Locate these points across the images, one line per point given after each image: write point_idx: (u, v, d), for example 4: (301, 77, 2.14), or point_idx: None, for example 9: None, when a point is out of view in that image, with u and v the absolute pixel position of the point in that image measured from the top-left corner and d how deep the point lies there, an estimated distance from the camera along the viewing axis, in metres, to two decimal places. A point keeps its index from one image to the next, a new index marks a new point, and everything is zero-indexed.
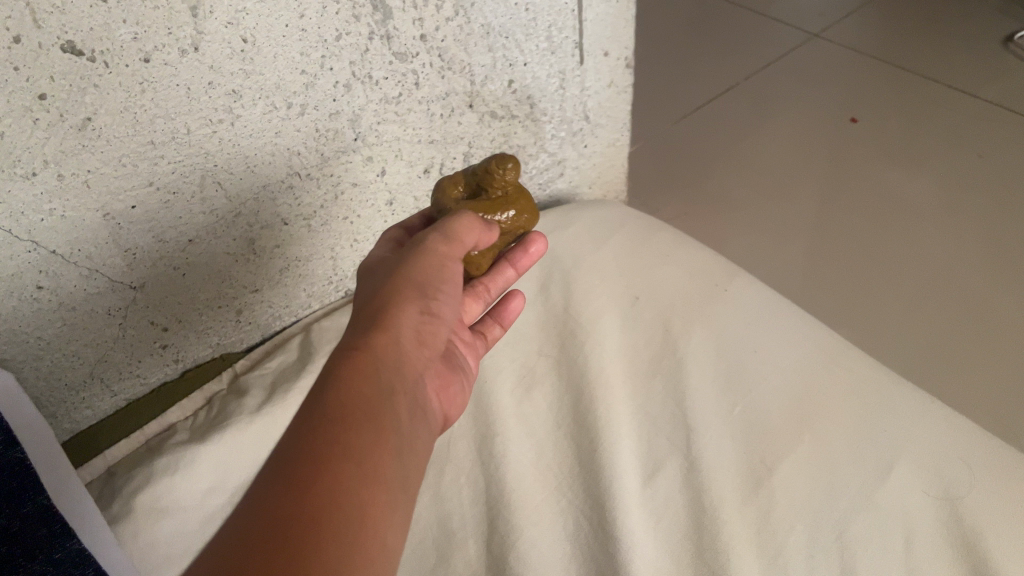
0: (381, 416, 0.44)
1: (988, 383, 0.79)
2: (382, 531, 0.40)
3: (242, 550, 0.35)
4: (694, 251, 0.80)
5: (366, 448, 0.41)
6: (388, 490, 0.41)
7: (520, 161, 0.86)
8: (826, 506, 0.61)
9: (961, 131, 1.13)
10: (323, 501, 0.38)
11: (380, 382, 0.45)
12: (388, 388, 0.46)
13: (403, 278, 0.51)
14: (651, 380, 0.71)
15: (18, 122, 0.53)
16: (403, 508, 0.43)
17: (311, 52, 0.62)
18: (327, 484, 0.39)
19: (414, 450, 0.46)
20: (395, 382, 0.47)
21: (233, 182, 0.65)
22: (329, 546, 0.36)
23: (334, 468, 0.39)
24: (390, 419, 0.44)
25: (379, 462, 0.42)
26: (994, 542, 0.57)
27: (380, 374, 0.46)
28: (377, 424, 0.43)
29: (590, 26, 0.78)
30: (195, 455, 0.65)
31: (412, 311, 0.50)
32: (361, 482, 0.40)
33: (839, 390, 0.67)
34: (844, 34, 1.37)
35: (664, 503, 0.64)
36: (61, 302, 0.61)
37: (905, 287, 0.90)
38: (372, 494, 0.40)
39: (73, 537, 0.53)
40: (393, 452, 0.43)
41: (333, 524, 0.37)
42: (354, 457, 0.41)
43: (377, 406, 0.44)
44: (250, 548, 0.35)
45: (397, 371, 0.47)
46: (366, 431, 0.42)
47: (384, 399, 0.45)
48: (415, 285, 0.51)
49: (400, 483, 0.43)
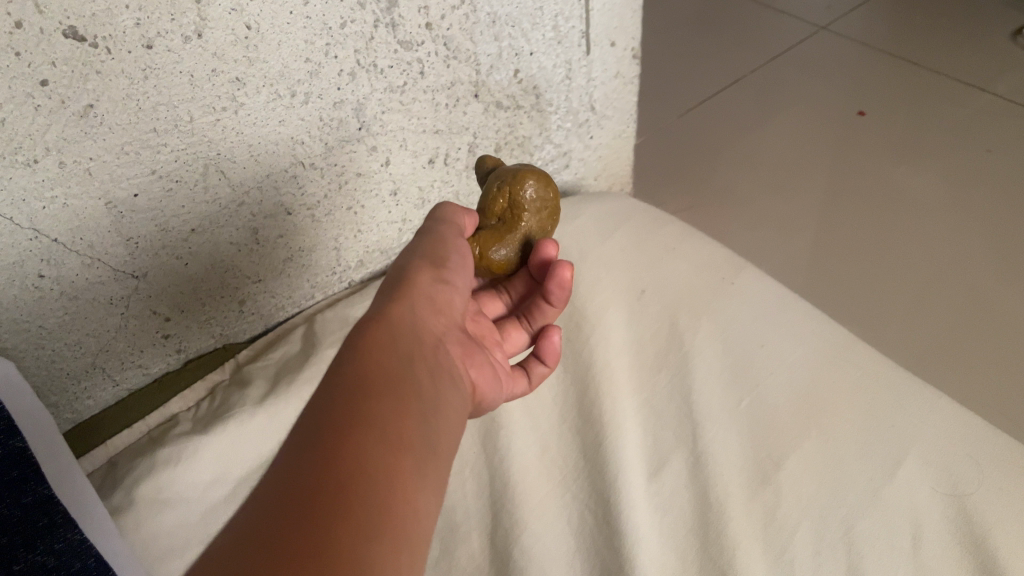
0: (401, 382, 0.43)
1: (996, 378, 0.79)
2: (415, 493, 0.39)
3: (273, 514, 0.34)
4: (700, 244, 0.79)
5: (388, 416, 0.41)
6: (416, 451, 0.41)
7: (525, 152, 0.85)
8: (834, 501, 0.60)
9: (969, 125, 1.12)
10: (350, 464, 0.37)
11: (398, 351, 0.45)
12: (406, 355, 0.45)
13: (413, 259, 0.53)
14: (657, 373, 0.71)
15: (20, 108, 0.52)
16: (437, 473, 0.42)
17: (316, 40, 0.61)
18: (352, 449, 0.38)
19: (446, 414, 0.45)
20: (415, 349, 0.46)
21: (236, 171, 0.64)
22: (359, 498, 0.36)
23: (358, 434, 0.39)
24: (413, 385, 0.44)
25: (405, 427, 0.41)
26: (1003, 539, 0.56)
27: (397, 343, 0.46)
28: (401, 392, 0.43)
29: (597, 15, 0.77)
30: (198, 447, 0.64)
31: (422, 282, 0.51)
32: (387, 446, 0.39)
33: (847, 384, 0.66)
34: (852, 27, 1.36)
35: (669, 497, 0.64)
36: (63, 290, 0.61)
37: (913, 280, 0.90)
38: (400, 457, 0.39)
39: (73, 529, 0.52)
40: (419, 417, 0.42)
41: (361, 486, 0.36)
42: (378, 423, 0.40)
43: (397, 372, 0.44)
44: (282, 504, 0.34)
45: (416, 338, 0.47)
46: (388, 399, 0.42)
47: (405, 366, 0.45)
48: (423, 260, 0.53)
49: (429, 449, 0.42)
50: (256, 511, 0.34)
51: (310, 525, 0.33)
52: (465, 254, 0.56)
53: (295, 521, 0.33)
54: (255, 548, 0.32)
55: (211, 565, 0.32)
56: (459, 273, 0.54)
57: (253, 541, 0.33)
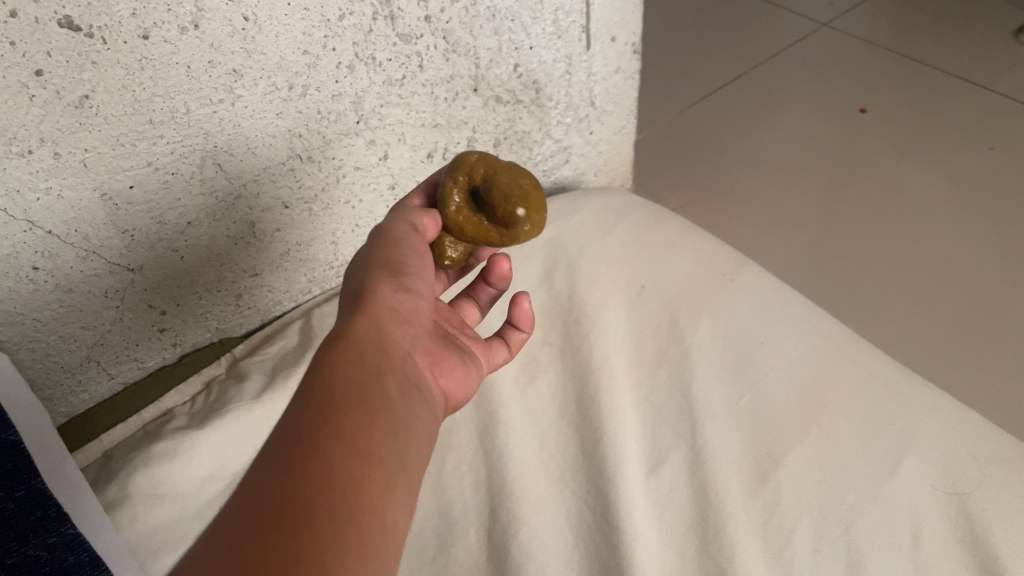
0: (371, 396, 0.42)
1: (997, 377, 0.78)
2: (384, 506, 0.38)
3: (234, 537, 0.34)
4: (700, 241, 0.79)
5: (357, 429, 0.40)
6: (386, 468, 0.40)
7: (525, 147, 0.84)
8: (833, 499, 0.60)
9: (971, 123, 1.11)
10: (315, 479, 0.37)
11: (365, 365, 0.44)
12: (375, 368, 0.44)
13: (368, 264, 0.51)
14: (656, 369, 0.70)
15: (14, 98, 0.51)
16: (409, 486, 0.41)
17: (314, 32, 0.61)
18: (317, 464, 0.37)
19: (416, 427, 0.44)
20: (382, 362, 0.45)
21: (233, 163, 0.64)
22: (325, 521, 0.35)
23: (324, 448, 0.38)
24: (382, 397, 0.43)
25: (373, 438, 0.40)
26: (1003, 539, 0.56)
27: (364, 356, 0.45)
28: (370, 403, 0.42)
29: (598, 10, 0.77)
30: (194, 442, 0.64)
31: (382, 293, 0.48)
32: (355, 458, 0.39)
33: (847, 382, 0.66)
34: (854, 24, 1.35)
35: (668, 494, 0.63)
36: (57, 283, 0.60)
37: (910, 280, 0.89)
38: (368, 470, 0.39)
39: (67, 523, 0.51)
40: (388, 428, 0.42)
41: (327, 501, 0.36)
42: (344, 435, 0.39)
43: (367, 387, 0.43)
44: (244, 528, 0.34)
45: (379, 351, 0.46)
46: (359, 414, 0.41)
47: (373, 379, 0.44)
48: (382, 266, 0.50)
49: (401, 461, 0.41)
50: (217, 536, 0.35)
51: (271, 546, 0.33)
52: (422, 255, 0.53)
53: (256, 544, 0.33)
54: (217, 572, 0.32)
55: None
56: (420, 274, 0.51)
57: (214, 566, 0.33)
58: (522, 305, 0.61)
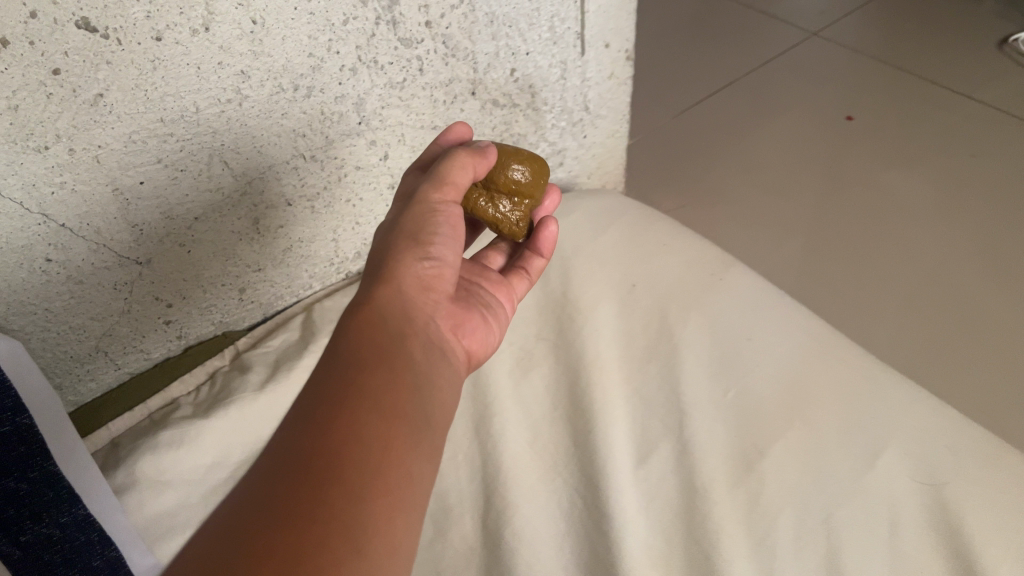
0: (394, 357, 0.45)
1: (977, 376, 0.81)
2: (409, 460, 0.41)
3: (269, 489, 0.38)
4: (690, 242, 0.82)
5: (381, 389, 0.43)
6: (409, 423, 0.43)
7: (521, 149, 0.87)
8: (815, 488, 0.62)
9: (955, 131, 1.14)
10: (343, 437, 0.40)
11: (391, 328, 0.47)
12: (398, 331, 0.47)
13: (395, 233, 0.52)
14: (646, 364, 0.73)
15: (33, 95, 0.54)
16: (431, 440, 0.44)
17: (319, 36, 0.63)
18: (345, 424, 0.40)
19: (439, 384, 0.47)
20: (407, 325, 0.48)
21: (239, 161, 0.66)
22: (352, 474, 0.39)
23: (353, 408, 0.41)
24: (405, 358, 0.46)
25: (399, 397, 0.43)
26: (977, 527, 0.58)
27: (388, 321, 0.47)
28: (394, 365, 0.45)
29: (592, 17, 0.80)
30: (201, 430, 0.66)
31: (409, 263, 0.50)
32: (380, 415, 0.42)
33: (830, 377, 0.68)
34: (842, 33, 1.39)
35: (656, 483, 0.66)
36: (69, 275, 0.63)
37: (897, 283, 0.92)
38: (394, 427, 0.42)
39: (79, 503, 0.56)
40: (411, 386, 0.44)
41: (352, 456, 0.39)
42: (368, 395, 0.42)
43: (390, 348, 0.46)
44: (277, 481, 0.38)
45: (406, 318, 0.48)
46: (382, 374, 0.44)
47: (396, 341, 0.46)
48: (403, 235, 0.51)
49: (424, 416, 0.44)
50: (255, 487, 0.39)
51: (303, 500, 0.37)
52: (455, 220, 0.54)
53: (289, 499, 0.37)
54: (254, 526, 0.36)
55: (226, 536, 0.37)
56: (448, 243, 0.53)
57: (252, 515, 0.37)
58: (549, 230, 0.66)
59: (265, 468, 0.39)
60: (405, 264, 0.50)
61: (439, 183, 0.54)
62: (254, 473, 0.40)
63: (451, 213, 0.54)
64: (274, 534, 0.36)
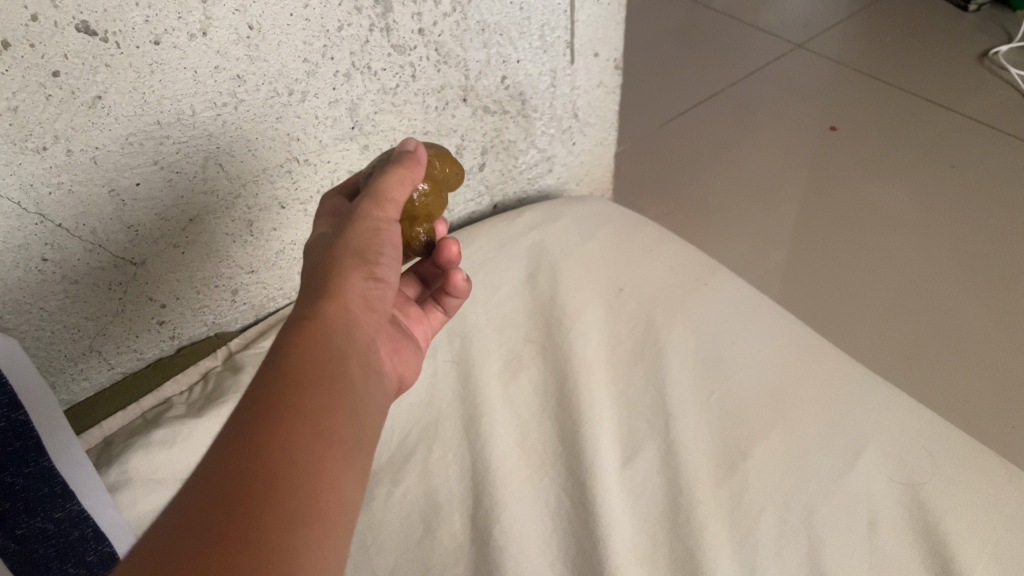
0: (334, 378, 0.45)
1: (956, 382, 0.82)
2: (340, 484, 0.41)
3: (200, 506, 0.37)
4: (675, 248, 0.84)
5: (321, 411, 0.42)
6: (345, 448, 0.42)
7: (511, 155, 0.88)
8: (797, 487, 0.63)
9: (936, 142, 1.17)
10: (281, 459, 0.39)
11: (331, 347, 0.46)
12: (340, 352, 0.47)
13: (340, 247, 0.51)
14: (632, 366, 0.74)
15: (32, 97, 0.55)
16: (365, 466, 0.44)
17: (314, 42, 0.65)
18: (282, 444, 0.40)
19: (372, 411, 0.47)
20: (348, 348, 0.47)
21: (234, 163, 0.67)
22: (287, 499, 0.38)
23: (289, 429, 0.40)
24: (344, 380, 0.45)
25: (333, 420, 0.43)
26: (951, 526, 0.60)
27: (332, 339, 0.47)
28: (334, 387, 0.44)
29: (581, 27, 0.82)
30: (193, 429, 0.67)
31: (355, 281, 0.50)
32: (317, 440, 0.41)
33: (809, 381, 0.70)
34: (826, 45, 1.41)
35: (642, 482, 0.66)
36: (64, 274, 0.63)
37: (876, 295, 0.93)
38: (328, 451, 0.41)
39: (72, 499, 0.57)
40: (348, 412, 0.44)
41: (288, 479, 0.39)
42: (309, 416, 0.42)
43: (332, 368, 0.45)
44: (209, 499, 0.37)
45: (349, 337, 0.48)
46: (323, 396, 0.43)
47: (338, 362, 0.46)
48: (353, 252, 0.51)
49: (359, 442, 0.44)
50: (188, 501, 0.37)
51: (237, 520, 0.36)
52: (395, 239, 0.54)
53: (225, 517, 0.36)
54: (185, 544, 0.35)
55: (151, 552, 0.35)
56: (390, 264, 0.53)
57: (180, 533, 0.36)
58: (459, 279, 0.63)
59: (198, 484, 0.38)
60: (351, 281, 0.50)
61: (379, 201, 0.54)
62: (187, 487, 0.38)
63: (392, 232, 0.54)
64: (208, 552, 0.35)
